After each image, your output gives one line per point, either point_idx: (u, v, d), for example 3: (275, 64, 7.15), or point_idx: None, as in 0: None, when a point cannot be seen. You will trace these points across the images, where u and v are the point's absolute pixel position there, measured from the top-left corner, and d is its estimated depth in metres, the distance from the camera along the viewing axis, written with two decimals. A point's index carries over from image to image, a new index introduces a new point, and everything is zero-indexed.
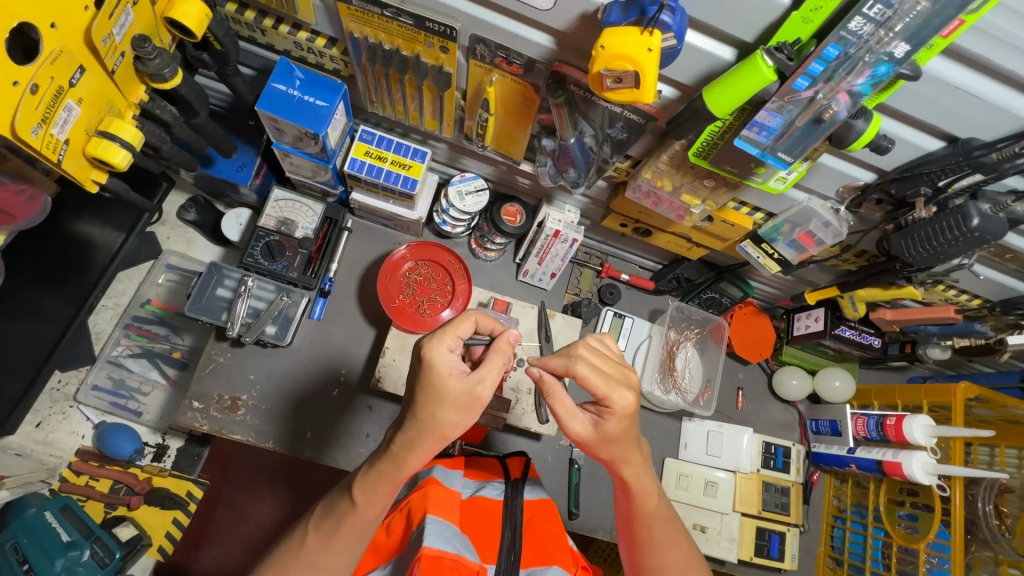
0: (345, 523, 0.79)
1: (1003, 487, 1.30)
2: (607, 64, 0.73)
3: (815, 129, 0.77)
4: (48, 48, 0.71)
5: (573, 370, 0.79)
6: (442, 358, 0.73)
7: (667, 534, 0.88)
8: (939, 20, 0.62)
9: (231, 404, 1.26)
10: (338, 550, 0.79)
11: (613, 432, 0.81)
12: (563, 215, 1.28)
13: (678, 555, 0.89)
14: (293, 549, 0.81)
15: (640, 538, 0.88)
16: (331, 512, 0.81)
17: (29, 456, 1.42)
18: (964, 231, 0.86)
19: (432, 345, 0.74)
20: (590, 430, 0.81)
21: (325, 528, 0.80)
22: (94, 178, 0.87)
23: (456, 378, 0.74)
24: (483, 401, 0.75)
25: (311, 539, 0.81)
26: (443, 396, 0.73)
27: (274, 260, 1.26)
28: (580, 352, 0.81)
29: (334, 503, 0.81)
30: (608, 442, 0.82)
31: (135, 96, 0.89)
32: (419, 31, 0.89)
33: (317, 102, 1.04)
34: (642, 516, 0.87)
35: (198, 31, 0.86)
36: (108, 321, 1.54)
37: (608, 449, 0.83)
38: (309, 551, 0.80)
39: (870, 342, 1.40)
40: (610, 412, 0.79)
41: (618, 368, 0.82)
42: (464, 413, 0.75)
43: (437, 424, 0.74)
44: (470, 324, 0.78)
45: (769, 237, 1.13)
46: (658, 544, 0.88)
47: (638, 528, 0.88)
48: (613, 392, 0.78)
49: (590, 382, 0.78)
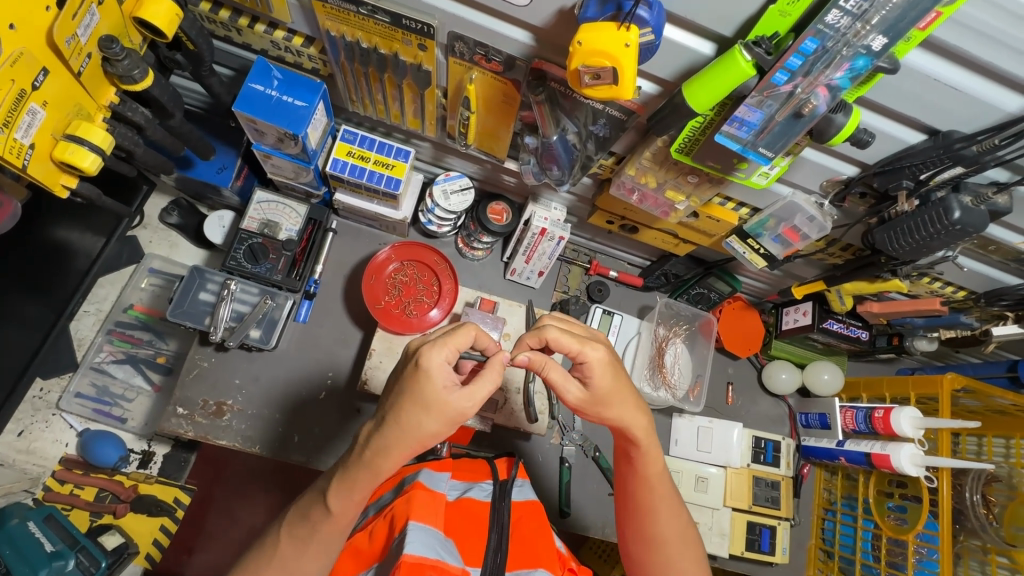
0: (319, 532, 0.80)
1: (991, 477, 1.29)
2: (585, 61, 0.72)
3: (795, 124, 0.77)
4: (8, 49, 0.69)
5: (546, 336, 0.82)
6: (441, 370, 0.73)
7: (666, 502, 0.88)
8: (915, 12, 0.62)
9: (216, 409, 1.24)
10: (314, 554, 0.80)
11: (604, 389, 0.82)
12: (549, 213, 1.27)
13: (677, 523, 0.88)
14: (266, 554, 0.82)
15: (643, 502, 0.88)
16: (304, 517, 0.81)
17: (11, 466, 1.40)
18: (945, 224, 0.86)
19: (431, 354, 0.73)
20: (585, 392, 0.83)
21: (298, 535, 0.81)
22: (63, 183, 0.86)
23: (449, 392, 0.73)
24: (468, 417, 0.76)
25: (283, 543, 0.81)
26: (432, 407, 0.73)
27: (257, 262, 1.24)
28: (547, 323, 0.85)
29: (306, 510, 0.81)
30: (606, 402, 0.83)
31: (105, 98, 0.88)
32: (396, 29, 0.88)
33: (295, 102, 1.03)
34: (649, 477, 0.87)
35: (169, 31, 0.85)
36: (91, 326, 1.52)
37: (610, 408, 0.83)
38: (281, 557, 0.81)
39: (857, 335, 1.38)
40: (590, 366, 0.81)
41: (584, 331, 0.86)
42: (447, 426, 0.75)
43: (418, 432, 0.73)
44: (469, 336, 0.76)
45: (754, 232, 1.12)
46: (655, 512, 0.87)
47: (640, 493, 0.88)
48: (586, 349, 0.81)
49: (563, 342, 0.81)
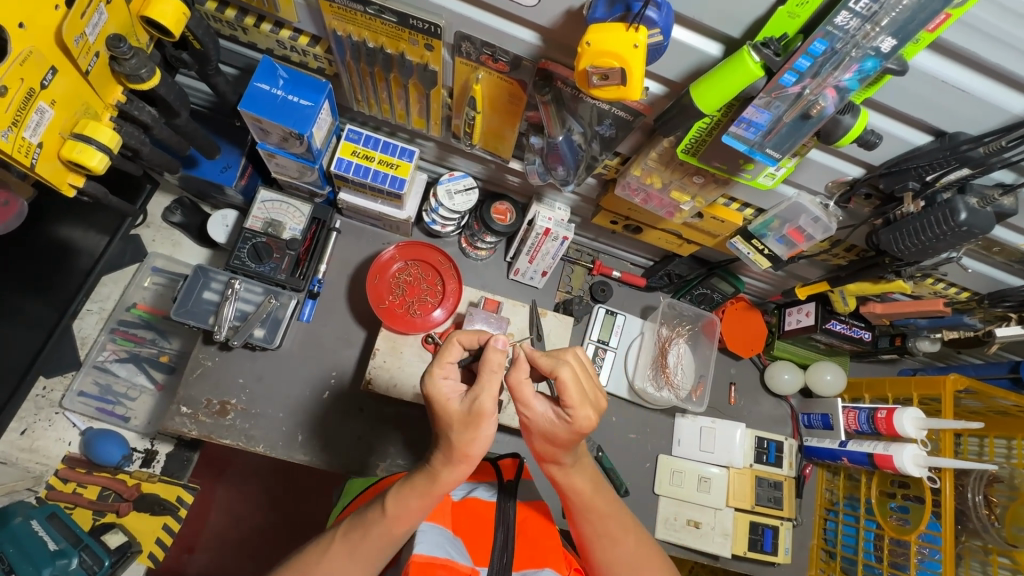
0: (372, 535, 0.77)
1: (992, 478, 1.29)
2: (593, 61, 0.72)
3: (802, 125, 0.77)
4: (18, 48, 0.69)
5: (557, 373, 0.76)
6: (437, 387, 0.76)
7: (612, 525, 0.85)
8: (924, 14, 0.62)
9: (219, 408, 1.24)
10: (365, 559, 0.77)
11: (555, 437, 0.79)
12: (553, 213, 1.27)
13: (630, 544, 0.85)
14: (317, 553, 0.79)
15: (584, 532, 0.86)
16: (359, 521, 0.79)
17: (14, 464, 1.39)
18: (952, 225, 0.86)
19: (427, 381, 0.77)
20: (534, 424, 0.79)
21: (352, 539, 0.78)
22: (70, 182, 0.86)
23: (456, 402, 0.75)
24: (487, 412, 0.73)
25: (336, 547, 0.78)
26: (450, 420, 0.75)
27: (261, 262, 1.24)
28: (566, 358, 0.80)
29: (362, 513, 0.80)
30: (546, 440, 0.80)
31: (112, 97, 0.88)
32: (403, 28, 0.88)
33: (301, 101, 1.03)
34: (579, 506, 0.85)
35: (176, 30, 0.85)
36: (93, 325, 1.52)
37: (543, 445, 0.81)
38: (332, 557, 0.78)
39: (860, 335, 1.38)
40: (569, 421, 0.77)
41: (594, 389, 0.81)
42: (474, 428, 0.74)
43: (451, 442, 0.75)
44: (456, 349, 0.79)
45: (759, 233, 1.13)
46: (605, 539, 0.85)
47: (585, 523, 0.86)
48: (579, 411, 0.76)
49: (566, 390, 0.76)
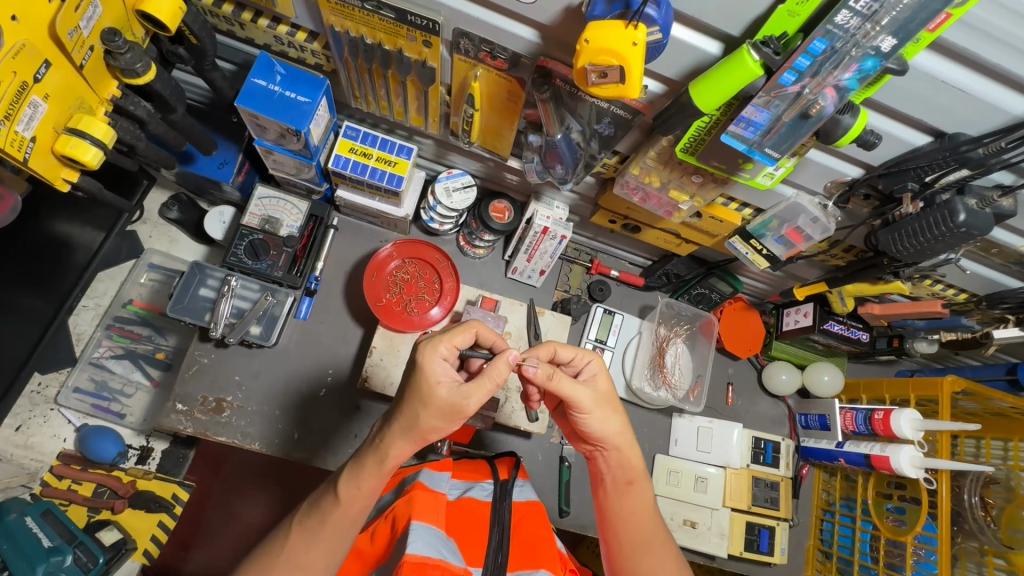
0: (328, 522, 0.78)
1: (988, 478, 1.29)
2: (592, 59, 0.71)
3: (802, 125, 0.76)
4: (10, 41, 0.69)
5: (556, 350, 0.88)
6: (435, 365, 0.77)
7: (654, 533, 0.86)
8: (925, 14, 0.62)
9: (215, 406, 1.24)
10: (323, 546, 0.77)
11: (603, 394, 0.86)
12: (552, 211, 1.26)
13: (669, 557, 0.86)
14: (276, 549, 0.79)
15: (634, 534, 0.86)
16: (315, 508, 0.80)
17: (9, 460, 1.39)
18: (951, 226, 0.85)
19: (426, 351, 0.77)
20: (593, 395, 0.84)
21: (309, 526, 0.78)
22: (64, 177, 0.85)
23: (446, 388, 0.77)
24: (467, 413, 0.77)
25: (293, 537, 0.79)
26: (428, 400, 0.76)
27: (258, 259, 1.22)
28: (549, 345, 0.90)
29: (317, 500, 0.80)
30: (607, 405, 0.86)
31: (107, 91, 0.87)
32: (400, 25, 0.87)
33: (299, 98, 1.02)
34: (638, 506, 0.87)
35: (172, 25, 0.84)
36: (89, 321, 1.51)
37: (614, 425, 0.86)
38: (292, 549, 0.78)
39: (858, 336, 1.38)
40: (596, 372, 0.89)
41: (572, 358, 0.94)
42: (447, 421, 0.78)
43: (418, 425, 0.77)
44: (468, 336, 0.81)
45: (757, 233, 1.12)
46: (647, 544, 0.86)
47: (632, 523, 0.86)
48: (586, 357, 0.89)
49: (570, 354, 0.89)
